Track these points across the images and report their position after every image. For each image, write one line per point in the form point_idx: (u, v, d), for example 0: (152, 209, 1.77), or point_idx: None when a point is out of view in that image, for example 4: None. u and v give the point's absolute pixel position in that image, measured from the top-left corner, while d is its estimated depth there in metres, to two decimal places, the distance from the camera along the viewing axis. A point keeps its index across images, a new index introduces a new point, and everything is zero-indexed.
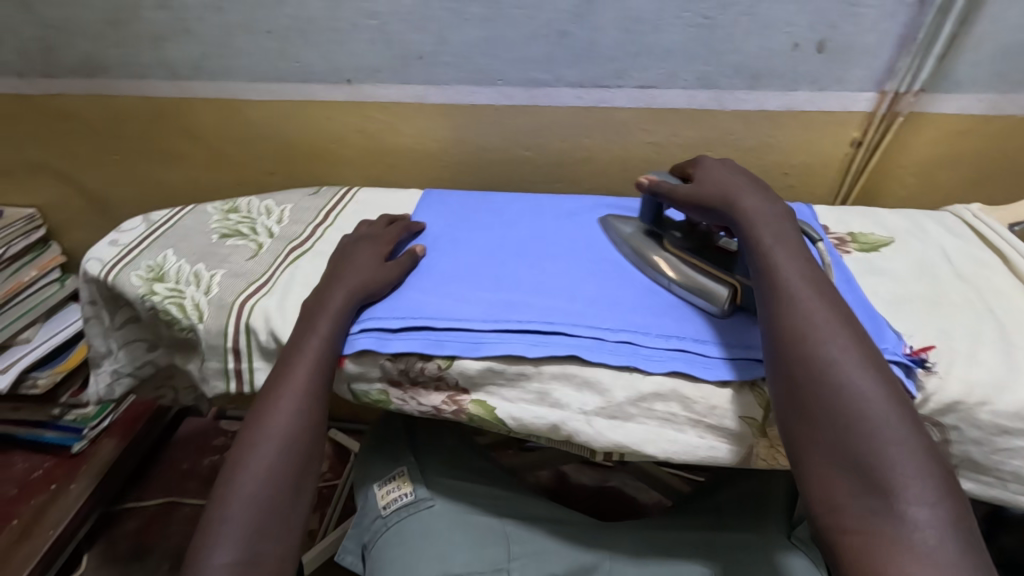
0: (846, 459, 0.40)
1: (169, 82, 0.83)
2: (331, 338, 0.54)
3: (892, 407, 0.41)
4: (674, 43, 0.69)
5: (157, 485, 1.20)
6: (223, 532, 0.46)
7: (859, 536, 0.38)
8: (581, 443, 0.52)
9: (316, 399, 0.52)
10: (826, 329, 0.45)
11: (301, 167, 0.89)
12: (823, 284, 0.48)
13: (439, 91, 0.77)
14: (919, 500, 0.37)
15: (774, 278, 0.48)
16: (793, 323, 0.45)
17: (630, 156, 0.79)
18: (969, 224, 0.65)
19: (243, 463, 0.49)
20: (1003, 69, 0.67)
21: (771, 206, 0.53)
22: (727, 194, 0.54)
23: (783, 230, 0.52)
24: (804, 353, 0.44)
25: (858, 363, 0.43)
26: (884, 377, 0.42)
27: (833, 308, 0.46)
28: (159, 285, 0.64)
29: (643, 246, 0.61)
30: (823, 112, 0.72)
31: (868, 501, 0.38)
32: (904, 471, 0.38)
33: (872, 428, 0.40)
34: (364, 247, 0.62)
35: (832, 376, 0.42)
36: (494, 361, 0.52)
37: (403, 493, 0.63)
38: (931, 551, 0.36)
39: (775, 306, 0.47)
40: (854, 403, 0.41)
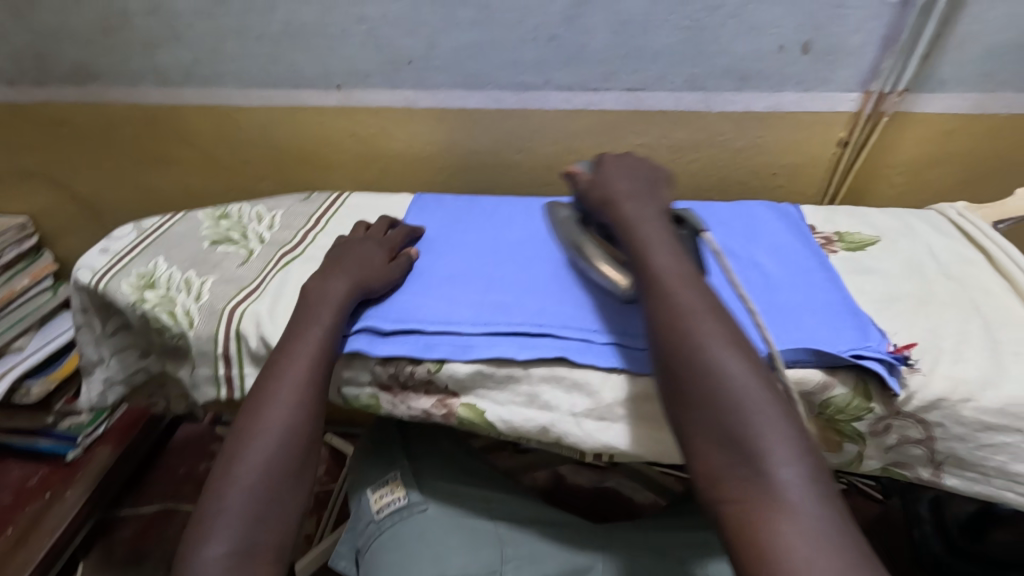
0: (719, 435, 0.41)
1: (160, 89, 0.84)
2: (331, 330, 0.54)
3: (757, 379, 0.42)
4: (662, 45, 0.69)
5: (153, 491, 1.20)
6: (217, 523, 0.46)
7: (739, 508, 0.39)
8: (570, 445, 0.52)
9: (314, 391, 0.52)
10: (694, 312, 0.46)
11: (293, 173, 0.89)
12: (688, 272, 0.50)
13: (430, 96, 0.77)
14: (783, 465, 0.39)
15: (649, 271, 0.50)
16: (666, 311, 0.47)
17: (620, 158, 0.79)
18: (954, 222, 0.66)
19: (239, 455, 0.49)
20: (986, 69, 0.67)
21: (642, 206, 0.56)
22: (607, 199, 0.57)
23: (651, 226, 0.54)
24: (677, 340, 0.45)
25: (724, 342, 0.44)
26: (746, 351, 0.44)
27: (700, 292, 0.48)
28: (150, 292, 0.64)
29: (569, 229, 0.61)
30: (810, 112, 0.72)
31: (742, 471, 0.40)
32: (770, 438, 0.40)
33: (741, 402, 0.41)
34: (365, 247, 0.62)
35: (701, 358, 0.44)
36: (484, 364, 0.52)
37: (397, 497, 0.63)
38: (803, 509, 0.37)
39: (649, 298, 0.48)
40: (721, 382, 0.42)
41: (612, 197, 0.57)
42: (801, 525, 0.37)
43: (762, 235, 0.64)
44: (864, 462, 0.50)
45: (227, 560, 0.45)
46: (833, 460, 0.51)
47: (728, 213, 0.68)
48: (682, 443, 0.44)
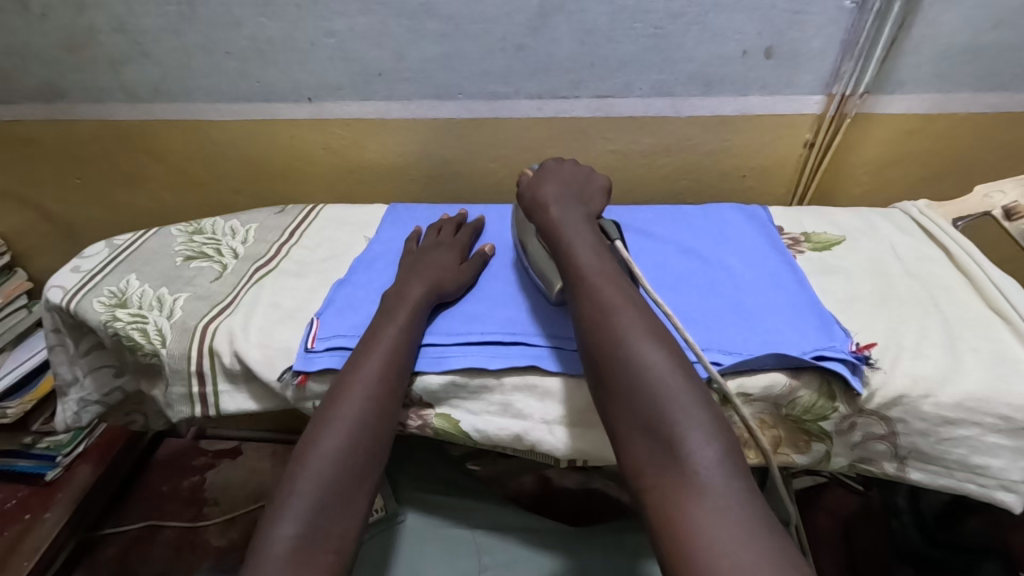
0: (639, 422, 0.43)
1: (131, 105, 0.83)
2: (410, 326, 0.54)
3: (675, 367, 0.44)
4: (628, 53, 0.70)
5: (136, 509, 1.18)
6: (288, 504, 0.45)
7: (657, 490, 0.40)
8: (545, 452, 0.52)
9: (393, 384, 0.51)
10: (617, 307, 0.48)
11: (268, 185, 0.88)
12: (615, 272, 0.52)
13: (401, 107, 0.78)
14: (699, 444, 0.40)
15: (577, 270, 0.52)
16: (591, 307, 0.49)
17: (592, 164, 0.80)
18: (916, 221, 0.67)
19: (315, 437, 0.48)
20: (943, 70, 0.69)
21: (572, 212, 0.58)
22: (540, 203, 0.59)
23: (582, 230, 0.56)
24: (602, 334, 0.47)
25: (645, 334, 0.47)
26: (665, 343, 0.46)
27: (624, 289, 0.50)
28: (122, 311, 0.63)
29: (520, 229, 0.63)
30: (776, 115, 0.74)
31: (659, 455, 0.41)
32: (685, 421, 0.41)
33: (659, 390, 0.43)
34: (437, 251, 0.63)
35: (624, 350, 0.46)
36: (457, 375, 0.53)
37: (374, 509, 0.63)
38: (714, 489, 0.39)
39: (576, 296, 0.51)
40: (641, 371, 0.44)
41: (541, 202, 0.59)
42: (712, 503, 0.38)
43: (730, 238, 0.66)
44: (832, 460, 0.51)
45: (297, 543, 0.43)
46: (802, 461, 0.51)
47: (697, 216, 0.70)
48: (609, 434, 0.45)
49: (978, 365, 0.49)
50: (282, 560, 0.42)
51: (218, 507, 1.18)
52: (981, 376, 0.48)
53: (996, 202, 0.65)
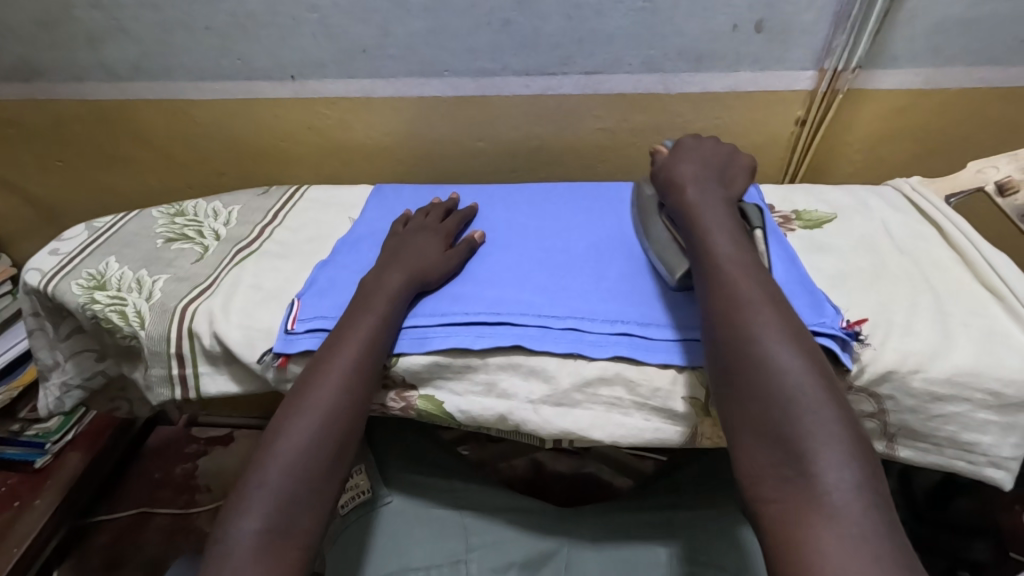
0: (765, 430, 0.41)
1: (110, 84, 0.81)
2: (385, 317, 0.52)
3: (816, 378, 0.41)
4: (617, 27, 0.69)
5: (126, 496, 1.18)
6: (251, 498, 0.44)
7: (777, 503, 0.39)
8: (530, 432, 0.52)
9: (363, 378, 0.49)
10: (754, 304, 0.46)
11: (252, 167, 0.87)
12: (756, 266, 0.49)
13: (386, 85, 0.76)
14: (835, 465, 0.38)
15: (712, 262, 0.50)
16: (724, 302, 0.47)
17: (581, 143, 0.79)
18: (908, 197, 0.66)
19: (282, 430, 0.47)
20: (936, 44, 0.68)
21: (714, 199, 0.55)
22: (677, 184, 0.58)
23: (720, 218, 0.53)
24: (733, 331, 0.45)
25: (783, 337, 0.44)
26: (806, 349, 0.43)
27: (764, 287, 0.47)
28: (101, 293, 0.62)
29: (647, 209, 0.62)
30: (767, 92, 0.72)
31: (785, 469, 0.39)
32: (821, 438, 0.39)
33: (792, 399, 0.41)
34: (422, 237, 0.61)
35: (756, 351, 0.43)
36: (440, 355, 0.52)
37: (360, 491, 0.61)
38: (845, 513, 0.36)
39: (708, 287, 0.49)
40: (774, 375, 0.42)
41: (679, 183, 0.58)
42: (843, 527, 0.36)
43: None
44: None
45: (259, 539, 0.42)
46: None
47: None
48: (728, 436, 0.43)
49: (968, 340, 0.48)
50: (244, 555, 0.42)
51: (209, 493, 1.18)
52: (972, 351, 0.48)
53: (989, 178, 0.63)
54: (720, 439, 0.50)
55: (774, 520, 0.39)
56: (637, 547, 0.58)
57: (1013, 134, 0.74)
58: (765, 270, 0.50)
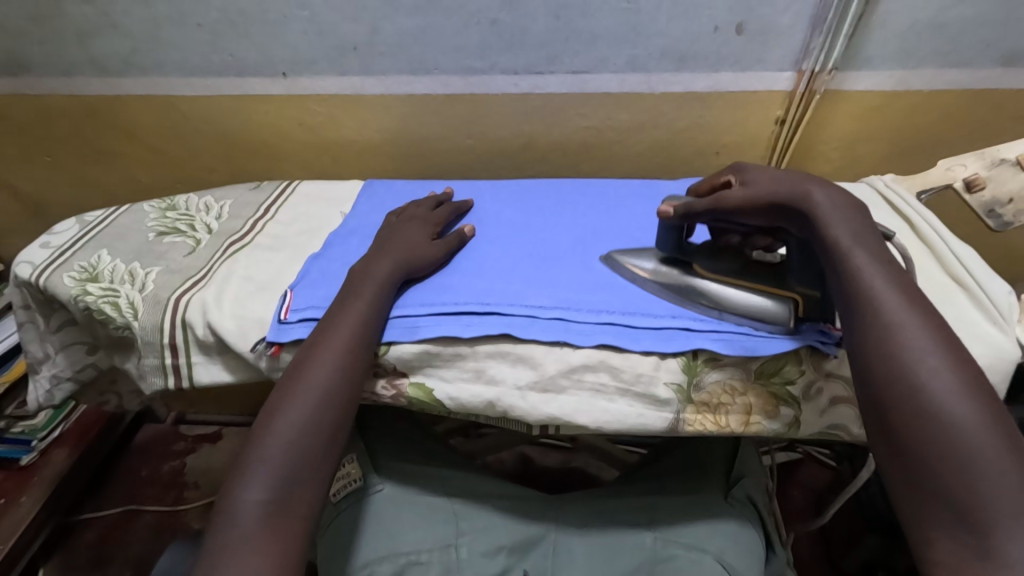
0: (934, 489, 0.38)
1: (100, 79, 0.81)
2: (375, 302, 0.53)
3: (996, 435, 0.37)
4: (602, 28, 0.71)
5: (114, 493, 1.18)
6: (253, 471, 0.45)
7: (949, 568, 0.36)
8: (517, 418, 0.53)
9: (356, 358, 0.51)
10: (922, 344, 0.41)
11: (244, 163, 0.88)
12: (910, 290, 0.44)
13: (376, 82, 0.77)
14: (1022, 540, 0.34)
15: (863, 288, 0.44)
16: (879, 341, 0.42)
17: (568, 141, 0.81)
18: (881, 194, 0.69)
19: (279, 409, 0.48)
20: (908, 47, 0.70)
21: (846, 203, 0.48)
22: (790, 190, 0.49)
23: (861, 229, 0.47)
24: (890, 372, 0.41)
25: (954, 381, 0.39)
26: (985, 401, 0.39)
27: (923, 316, 0.42)
28: (93, 285, 0.63)
29: (674, 278, 0.55)
30: (747, 92, 0.75)
31: (961, 533, 0.36)
32: (1009, 509, 0.35)
33: (965, 458, 0.37)
34: (408, 227, 0.62)
35: (920, 399, 0.39)
36: (430, 344, 0.53)
37: (352, 479, 0.63)
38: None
39: (856, 318, 0.44)
40: (948, 430, 0.38)
41: (799, 189, 0.49)
42: None
43: None
44: (801, 424, 0.52)
45: (262, 508, 0.44)
46: (772, 425, 0.52)
47: (669, 191, 0.71)
48: (888, 485, 0.40)
49: None
50: (248, 525, 0.43)
51: (198, 490, 1.18)
52: None
53: (958, 175, 0.65)
54: (702, 426, 0.52)
55: None
56: (622, 531, 0.60)
57: (982, 134, 0.77)
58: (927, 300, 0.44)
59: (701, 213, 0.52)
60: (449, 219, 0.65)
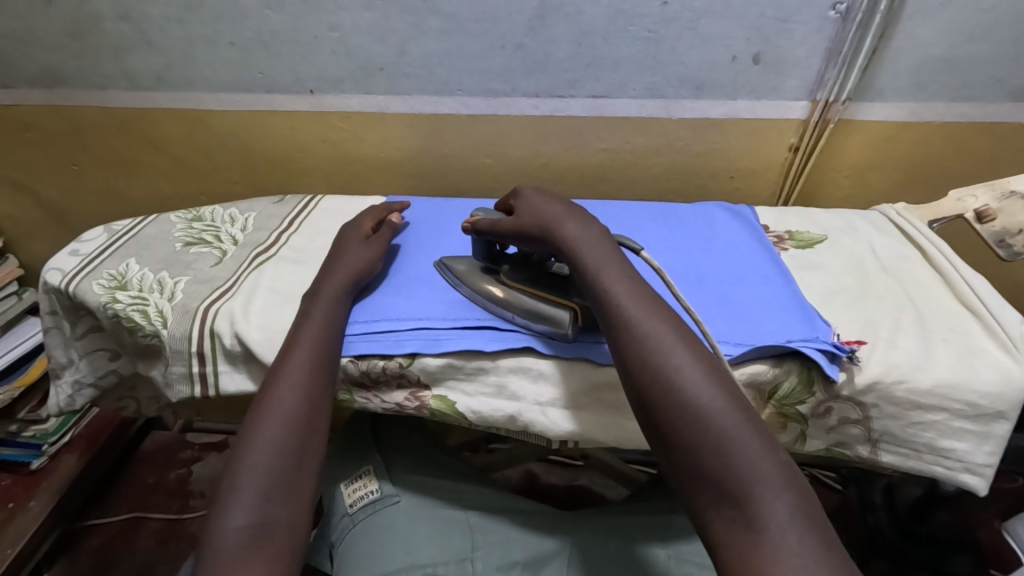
0: (704, 475, 0.40)
1: (133, 92, 0.84)
2: (330, 321, 0.56)
3: (734, 412, 0.41)
4: (622, 55, 0.73)
5: (120, 500, 1.18)
6: (233, 498, 0.45)
7: (729, 547, 0.38)
8: (538, 433, 0.54)
9: (316, 377, 0.52)
10: (660, 343, 0.44)
11: (266, 177, 0.90)
12: (653, 300, 0.48)
13: (401, 102, 0.80)
14: (768, 498, 0.37)
15: (612, 302, 0.47)
16: (633, 348, 0.45)
17: (586, 163, 0.83)
18: (893, 221, 0.70)
19: (251, 438, 0.49)
20: (919, 81, 0.73)
21: (588, 226, 0.53)
22: (546, 223, 0.54)
23: (605, 251, 0.51)
24: (650, 377, 0.43)
25: (696, 372, 0.43)
26: (722, 384, 0.42)
27: (664, 324, 0.46)
28: (122, 293, 0.64)
29: (478, 282, 0.59)
30: (763, 119, 0.77)
31: (729, 510, 0.38)
32: (755, 473, 0.38)
33: (719, 439, 0.40)
34: (346, 237, 0.66)
35: (678, 397, 0.42)
36: (453, 357, 0.54)
37: (370, 490, 0.65)
38: (787, 547, 0.36)
39: (616, 333, 0.47)
40: (698, 417, 0.41)
41: (548, 220, 0.54)
42: (789, 562, 0.35)
43: (721, 234, 0.68)
44: (808, 442, 0.54)
45: (246, 532, 0.43)
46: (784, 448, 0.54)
47: (686, 215, 0.72)
48: (672, 482, 0.42)
49: (947, 356, 0.52)
50: (231, 550, 0.42)
51: (204, 499, 1.18)
52: (950, 362, 0.51)
53: (968, 206, 0.66)
54: None
55: (728, 564, 0.38)
56: (636, 547, 0.60)
57: (990, 165, 0.78)
58: (663, 300, 0.48)
59: (486, 232, 0.58)
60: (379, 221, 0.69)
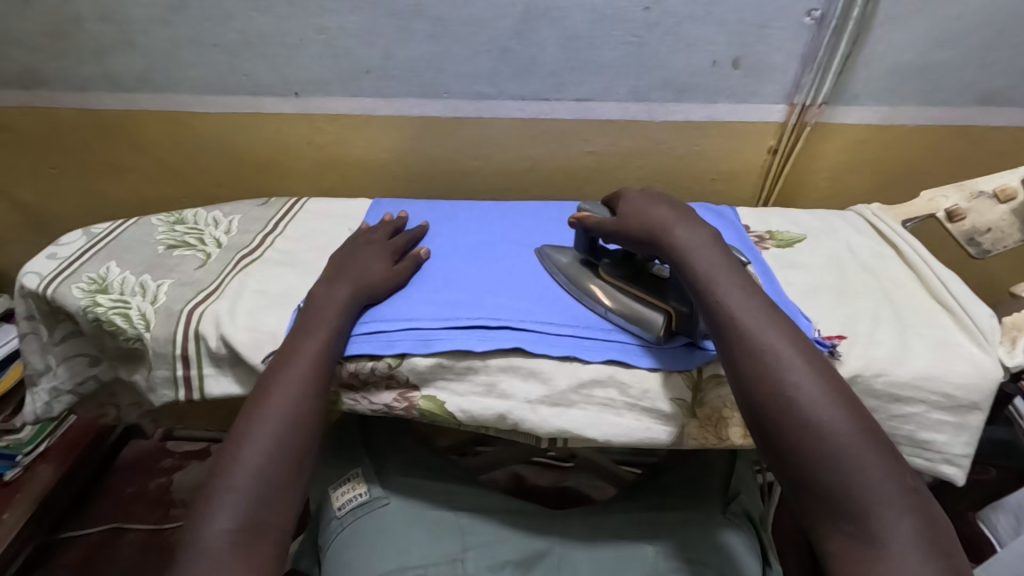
0: (824, 492, 0.41)
1: (114, 94, 0.83)
2: (338, 325, 0.56)
3: (859, 432, 0.42)
4: (607, 59, 0.74)
5: (99, 510, 1.15)
6: (223, 500, 0.45)
7: (844, 559, 0.40)
8: (527, 432, 0.55)
9: (318, 381, 0.52)
10: (781, 359, 0.45)
11: (251, 180, 0.89)
12: (774, 313, 0.48)
13: (387, 105, 0.80)
14: (891, 519, 0.39)
15: (729, 316, 0.48)
16: (752, 362, 0.46)
17: (571, 165, 0.84)
18: (870, 221, 0.72)
19: (245, 437, 0.49)
20: (892, 86, 0.75)
21: (701, 234, 0.53)
22: (655, 230, 0.54)
23: (714, 257, 0.51)
24: (770, 393, 0.44)
25: (818, 390, 0.44)
26: (846, 403, 0.43)
27: (786, 338, 0.46)
28: (103, 297, 0.63)
29: (577, 275, 0.61)
30: (743, 122, 0.79)
31: (848, 525, 0.40)
32: (878, 494, 0.40)
33: (843, 459, 0.41)
34: (369, 254, 0.63)
35: (797, 410, 0.43)
36: (443, 356, 0.54)
37: (358, 493, 0.65)
38: (908, 565, 0.37)
39: (729, 345, 0.47)
40: (820, 434, 0.42)
41: (656, 226, 0.55)
42: None
43: None
44: None
45: (232, 538, 0.44)
46: None
47: None
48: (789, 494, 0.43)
49: (925, 350, 0.53)
50: (218, 555, 0.43)
51: (185, 508, 1.15)
52: (927, 356, 0.53)
53: (940, 206, 0.69)
54: (704, 440, 0.54)
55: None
56: (628, 545, 0.60)
57: (959, 167, 0.81)
58: (783, 314, 0.49)
59: (592, 229, 0.59)
60: (406, 247, 0.67)
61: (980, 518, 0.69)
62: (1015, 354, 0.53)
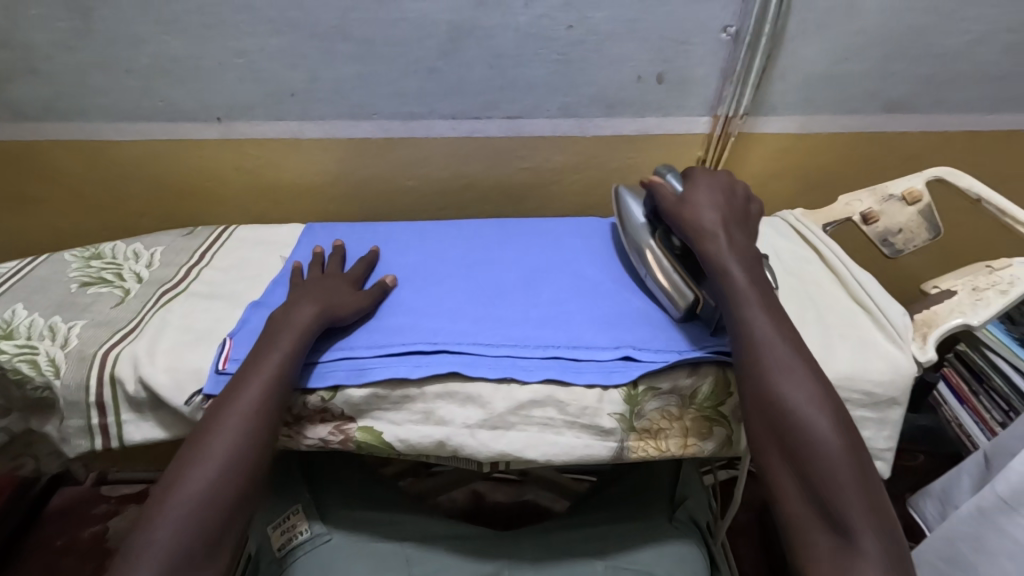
0: (800, 478, 0.44)
1: (18, 124, 0.78)
2: (290, 357, 0.52)
3: (834, 425, 0.45)
4: (534, 77, 0.75)
5: (24, 567, 1.06)
6: (144, 551, 0.42)
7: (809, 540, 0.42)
8: (467, 457, 0.54)
9: (263, 419, 0.49)
10: (777, 351, 0.48)
11: (176, 209, 0.85)
12: (776, 310, 0.51)
13: (316, 127, 0.78)
14: (853, 506, 0.42)
15: (738, 307, 0.51)
16: (753, 351, 0.49)
17: (508, 181, 0.84)
18: (794, 226, 0.75)
19: (177, 480, 0.46)
20: (806, 95, 0.79)
21: (740, 239, 0.56)
22: (700, 217, 0.58)
23: (747, 257, 0.55)
24: (763, 383, 0.47)
25: (804, 384, 0.47)
26: (829, 399, 0.46)
27: (788, 335, 0.50)
28: (6, 343, 0.58)
29: (637, 233, 0.64)
30: (671, 134, 0.81)
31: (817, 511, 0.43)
32: (846, 484, 0.42)
33: (820, 448, 0.44)
34: (331, 280, 0.61)
35: (790, 423, 0.45)
36: (378, 386, 0.53)
37: (297, 532, 0.62)
38: (866, 550, 0.40)
39: (735, 334, 0.51)
40: (802, 424, 0.45)
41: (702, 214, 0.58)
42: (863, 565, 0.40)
43: None
44: (733, 444, 0.55)
45: None
46: (707, 448, 0.55)
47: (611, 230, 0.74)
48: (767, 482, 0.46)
49: (846, 349, 0.56)
50: None
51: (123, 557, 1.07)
52: (849, 355, 0.55)
53: (856, 210, 0.72)
54: (645, 452, 0.54)
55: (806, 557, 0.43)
56: (575, 562, 0.61)
57: (873, 170, 0.86)
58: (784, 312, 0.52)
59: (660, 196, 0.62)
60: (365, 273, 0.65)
61: (910, 505, 0.67)
62: (926, 349, 0.56)
